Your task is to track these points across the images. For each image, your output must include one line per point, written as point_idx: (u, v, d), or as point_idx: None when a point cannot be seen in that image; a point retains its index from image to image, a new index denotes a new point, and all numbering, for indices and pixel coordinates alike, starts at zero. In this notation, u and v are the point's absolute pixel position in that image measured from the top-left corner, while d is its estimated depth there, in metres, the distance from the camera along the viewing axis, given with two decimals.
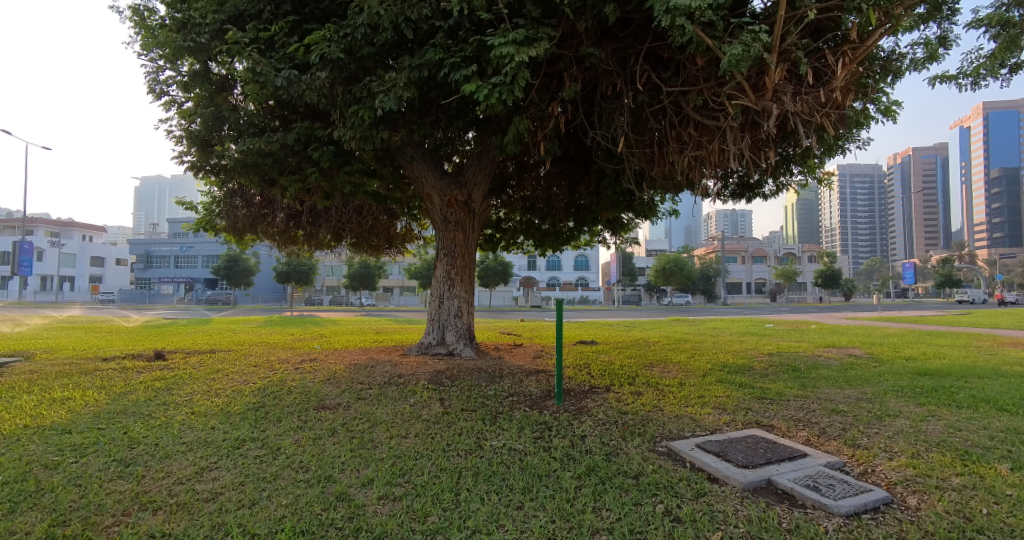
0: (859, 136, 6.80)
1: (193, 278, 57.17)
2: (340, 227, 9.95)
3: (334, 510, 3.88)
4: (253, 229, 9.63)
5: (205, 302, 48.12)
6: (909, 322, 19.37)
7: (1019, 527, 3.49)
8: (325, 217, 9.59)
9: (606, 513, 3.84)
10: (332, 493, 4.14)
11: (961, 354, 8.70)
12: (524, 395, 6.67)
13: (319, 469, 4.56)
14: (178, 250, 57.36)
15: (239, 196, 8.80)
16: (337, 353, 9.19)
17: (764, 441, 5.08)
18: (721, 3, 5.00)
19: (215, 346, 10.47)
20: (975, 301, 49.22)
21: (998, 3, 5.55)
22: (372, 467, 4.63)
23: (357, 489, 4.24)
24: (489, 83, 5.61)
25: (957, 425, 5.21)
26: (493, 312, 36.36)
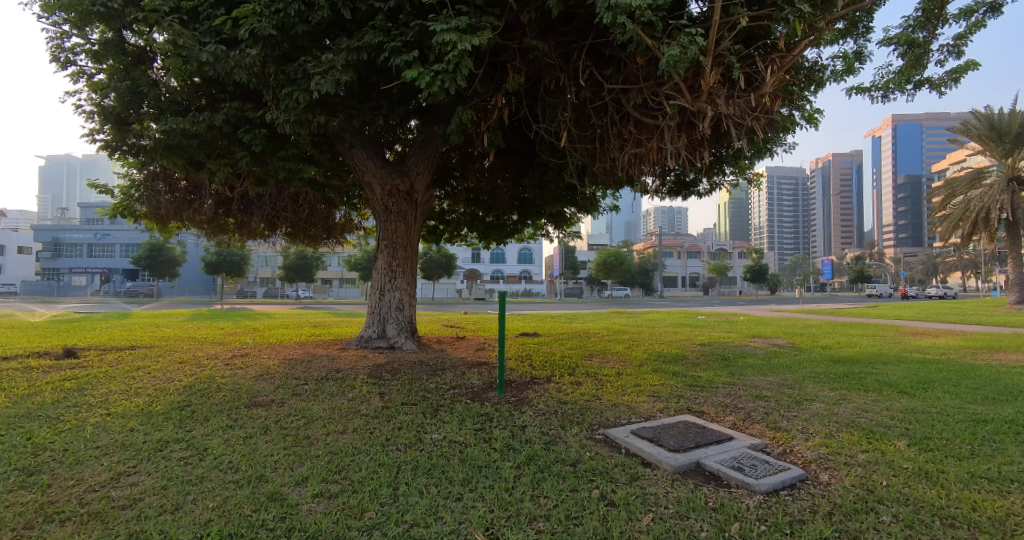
0: (785, 140, 7.21)
1: (110, 269, 52.73)
2: (273, 215, 9.45)
3: (265, 510, 3.71)
4: (178, 216, 8.95)
5: (124, 295, 44.20)
6: (829, 314, 21.05)
7: (913, 496, 3.89)
8: (257, 205, 9.10)
9: (543, 501, 3.92)
10: (264, 493, 3.96)
11: (869, 343, 9.54)
12: (466, 387, 6.66)
13: (250, 469, 4.35)
14: (90, 237, 52.40)
15: (162, 180, 8.11)
16: (271, 348, 8.73)
17: (694, 427, 5.35)
18: (661, 4, 5.15)
19: (134, 341, 9.65)
20: (884, 294, 53.67)
21: (905, 23, 6.03)
22: (306, 465, 4.47)
23: (291, 487, 4.08)
24: (431, 70, 5.50)
25: (865, 407, 5.73)
26: (439, 304, 35.96)
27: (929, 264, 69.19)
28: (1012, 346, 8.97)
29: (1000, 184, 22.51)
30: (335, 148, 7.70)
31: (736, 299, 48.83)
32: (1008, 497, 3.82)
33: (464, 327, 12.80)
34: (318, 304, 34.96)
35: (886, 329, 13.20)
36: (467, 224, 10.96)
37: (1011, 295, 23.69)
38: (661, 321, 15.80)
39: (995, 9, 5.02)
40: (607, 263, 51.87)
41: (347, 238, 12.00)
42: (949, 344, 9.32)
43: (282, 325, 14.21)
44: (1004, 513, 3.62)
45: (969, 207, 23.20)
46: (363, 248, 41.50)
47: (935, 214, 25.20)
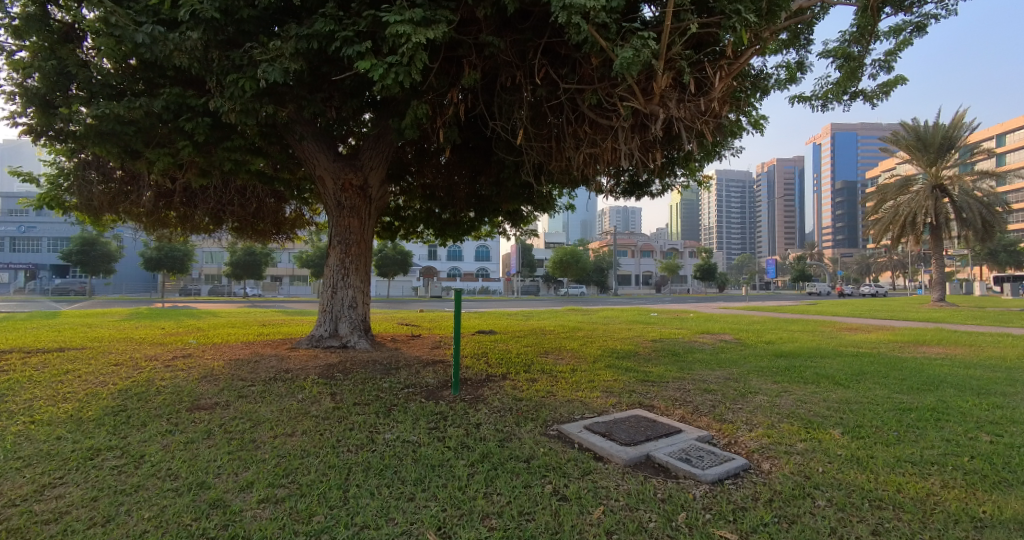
0: (733, 144, 7.50)
1: (36, 264, 48.83)
2: (218, 209, 8.99)
3: (206, 519, 3.53)
4: (112, 208, 8.37)
5: (53, 294, 40.95)
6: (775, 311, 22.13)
7: (845, 481, 4.16)
8: (200, 197, 8.63)
9: (496, 498, 3.93)
10: (205, 501, 3.77)
11: (807, 338, 10.11)
12: (421, 386, 6.57)
13: (190, 476, 4.12)
14: (12, 229, 48.43)
15: (95, 169, 7.55)
16: (216, 348, 8.31)
17: (645, 420, 5.51)
18: (615, 6, 5.25)
19: (63, 343, 8.95)
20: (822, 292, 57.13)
21: (842, 38, 6.41)
22: (252, 470, 4.28)
23: (234, 494, 3.90)
24: (384, 62, 5.38)
25: (804, 398, 6.07)
26: (397, 301, 35.39)
27: (862, 264, 74.23)
28: (934, 340, 9.71)
29: (925, 191, 24.39)
30: (284, 139, 7.41)
31: (684, 297, 50.57)
32: (928, 479, 4.15)
33: (419, 325, 12.63)
34: (267, 303, 33.46)
35: (825, 325, 14.06)
36: (422, 220, 10.81)
37: (936, 294, 25.14)
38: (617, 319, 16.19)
39: (920, 28, 5.42)
40: (562, 260, 52.38)
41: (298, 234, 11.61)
42: (881, 339, 9.99)
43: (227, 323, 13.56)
44: (925, 493, 3.93)
45: (898, 213, 24.91)
46: (315, 245, 40.12)
47: (867, 218, 27.02)
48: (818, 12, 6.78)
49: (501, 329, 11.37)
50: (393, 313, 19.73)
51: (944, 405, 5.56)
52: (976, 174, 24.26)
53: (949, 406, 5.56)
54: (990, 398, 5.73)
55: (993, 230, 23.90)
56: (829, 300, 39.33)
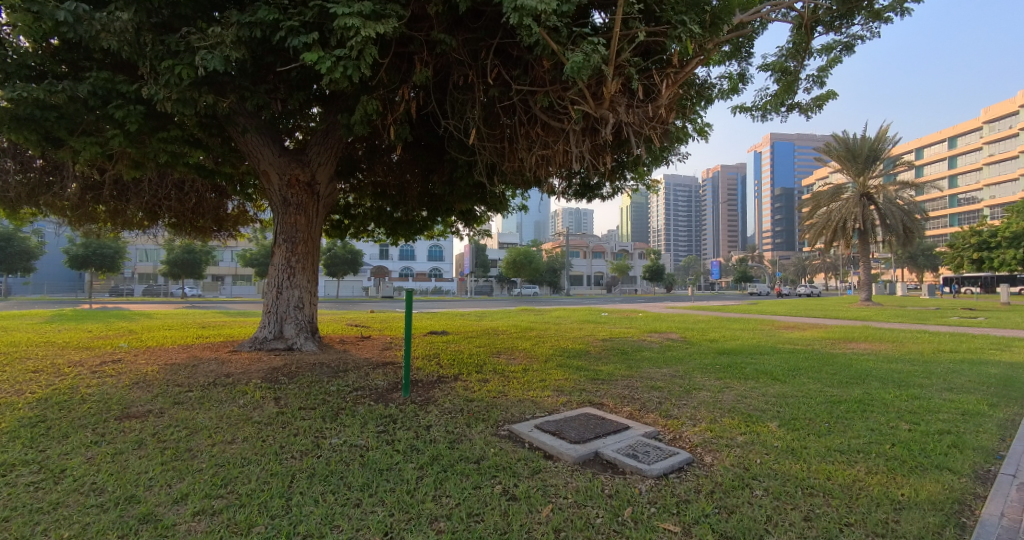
0: (680, 149, 7.78)
1: None
2: (153, 203, 8.45)
3: (135, 535, 3.30)
4: (30, 201, 7.69)
5: None
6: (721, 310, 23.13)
7: (780, 470, 4.41)
8: (133, 191, 8.08)
9: (445, 500, 3.89)
10: (134, 516, 3.52)
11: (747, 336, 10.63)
12: (370, 389, 6.41)
13: (118, 490, 3.83)
14: None
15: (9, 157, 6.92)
16: (149, 352, 7.77)
17: (594, 418, 5.62)
18: (566, 11, 5.33)
19: None
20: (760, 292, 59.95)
21: (780, 53, 6.79)
22: (187, 480, 4.03)
23: (167, 507, 3.66)
24: (332, 55, 5.22)
25: (744, 393, 6.39)
26: (346, 302, 34.39)
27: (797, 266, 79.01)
28: (862, 337, 10.45)
29: (853, 199, 26.24)
30: (226, 132, 7.04)
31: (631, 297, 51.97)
32: (855, 466, 4.46)
33: (369, 326, 12.33)
34: (209, 303, 31.60)
35: (765, 323, 14.85)
36: (374, 219, 10.57)
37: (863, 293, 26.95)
38: (571, 317, 16.59)
39: (848, 48, 5.83)
40: (516, 261, 52.61)
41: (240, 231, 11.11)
42: (815, 337, 10.64)
43: (162, 325, 12.76)
44: (851, 479, 4.23)
45: (830, 217, 26.81)
46: (261, 243, 38.30)
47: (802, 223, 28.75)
48: (758, 27, 7.16)
49: (453, 329, 11.27)
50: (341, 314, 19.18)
51: (870, 397, 6.00)
52: (895, 184, 26.34)
53: (873, 398, 6.01)
54: (909, 390, 6.24)
55: (913, 236, 26.25)
56: (766, 300, 41.51)
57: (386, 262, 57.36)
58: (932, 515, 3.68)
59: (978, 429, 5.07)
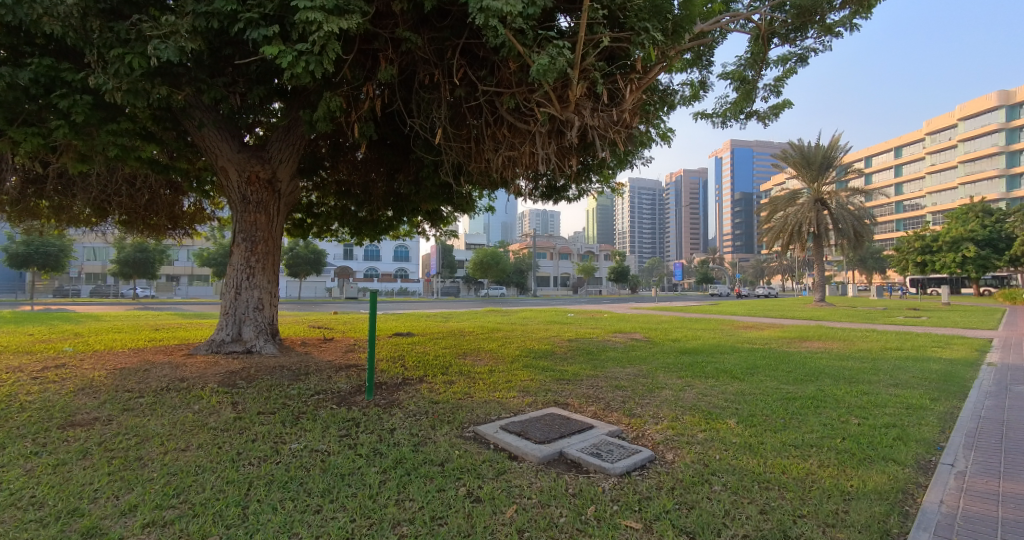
0: (643, 153, 7.93)
1: None
2: (102, 199, 8.03)
3: None
4: None
5: None
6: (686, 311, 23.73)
7: (738, 466, 4.56)
8: (79, 186, 7.65)
9: (408, 504, 3.84)
10: (76, 531, 3.33)
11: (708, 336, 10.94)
12: (332, 392, 6.26)
13: (60, 503, 3.61)
14: None
15: None
16: (96, 357, 7.36)
17: (559, 418, 5.67)
18: (532, 13, 5.36)
19: None
20: (719, 293, 61.66)
21: (739, 62, 7.04)
22: (137, 491, 3.84)
23: (114, 519, 3.47)
24: (293, 50, 5.08)
25: (705, 391, 6.58)
26: (307, 303, 33.48)
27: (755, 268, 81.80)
28: (816, 337, 10.91)
29: (808, 204, 27.38)
30: (181, 125, 6.75)
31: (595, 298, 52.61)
32: (808, 460, 4.66)
33: (331, 328, 12.04)
34: (162, 304, 29.97)
35: (726, 323, 15.31)
36: (337, 218, 10.36)
37: (817, 294, 28.44)
38: (539, 317, 16.78)
39: (802, 60, 6.10)
40: (483, 261, 52.47)
41: (196, 229, 10.68)
42: (772, 336, 11.05)
43: (110, 328, 12.16)
44: (805, 473, 4.42)
45: (787, 221, 27.88)
46: (218, 242, 36.80)
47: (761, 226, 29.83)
48: (718, 37, 7.40)
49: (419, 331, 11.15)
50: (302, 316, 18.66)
51: (822, 394, 6.29)
52: (846, 190, 27.62)
53: (826, 394, 6.30)
54: (859, 386, 6.57)
55: (864, 239, 27.38)
56: (726, 301, 42.86)
57: (350, 262, 56.01)
58: (879, 504, 3.88)
59: (921, 422, 5.38)
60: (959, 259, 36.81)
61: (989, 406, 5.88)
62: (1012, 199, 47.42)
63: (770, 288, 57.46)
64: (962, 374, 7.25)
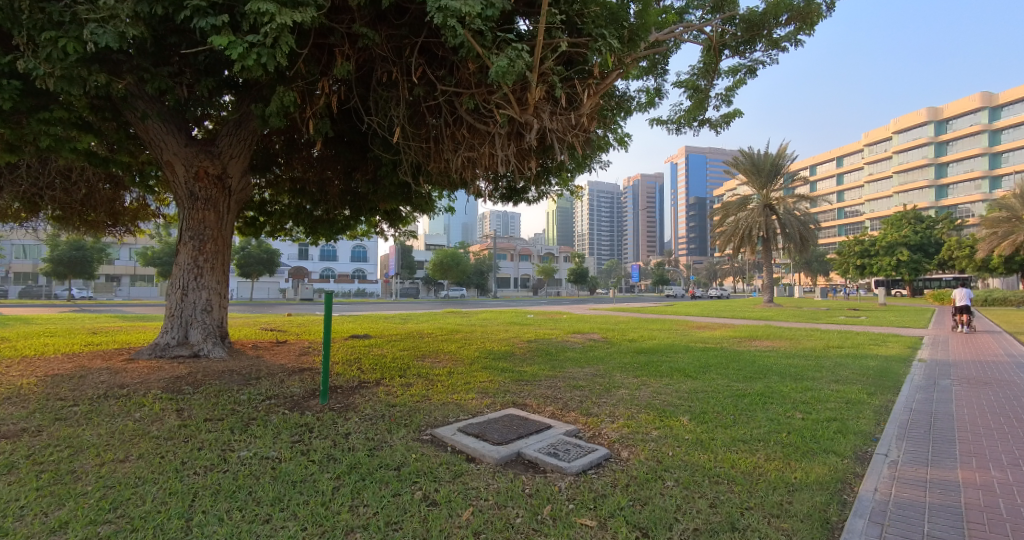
0: (601, 157, 8.08)
1: None
2: (33, 192, 7.48)
3: None
4: None
5: None
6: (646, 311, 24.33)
7: (689, 462, 4.71)
8: (6, 178, 7.10)
9: (362, 510, 3.76)
10: None
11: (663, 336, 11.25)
12: (285, 397, 6.04)
13: None
14: None
15: None
16: (24, 362, 6.82)
17: (517, 419, 5.69)
18: (491, 15, 5.36)
19: None
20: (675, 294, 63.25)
21: (692, 72, 7.29)
22: (69, 507, 3.59)
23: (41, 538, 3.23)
24: (243, 41, 4.88)
25: (659, 390, 6.77)
26: (259, 305, 32.18)
27: (707, 270, 84.72)
28: (765, 336, 11.42)
29: (759, 209, 28.63)
30: (122, 116, 6.37)
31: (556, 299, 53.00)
32: (755, 454, 4.87)
33: (284, 330, 11.64)
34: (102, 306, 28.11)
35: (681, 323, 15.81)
36: (292, 217, 10.05)
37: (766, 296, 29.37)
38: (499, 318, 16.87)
39: (751, 71, 6.38)
40: (443, 262, 51.95)
41: (138, 226, 10.11)
42: (723, 335, 11.49)
43: (40, 332, 11.34)
44: (752, 466, 4.61)
45: (738, 226, 29.09)
46: (163, 240, 34.80)
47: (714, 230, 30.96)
48: (672, 47, 7.65)
49: (375, 333, 10.95)
50: (253, 318, 17.97)
51: (769, 390, 6.59)
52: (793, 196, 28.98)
53: (772, 390, 6.61)
54: (803, 382, 6.93)
55: (808, 243, 29.02)
56: (682, 301, 44.17)
57: (305, 262, 54.23)
58: (819, 495, 4.10)
59: (859, 415, 5.74)
60: (893, 262, 40.09)
61: (919, 399, 6.32)
62: (940, 207, 52.26)
63: (724, 289, 59.93)
64: (896, 370, 7.78)
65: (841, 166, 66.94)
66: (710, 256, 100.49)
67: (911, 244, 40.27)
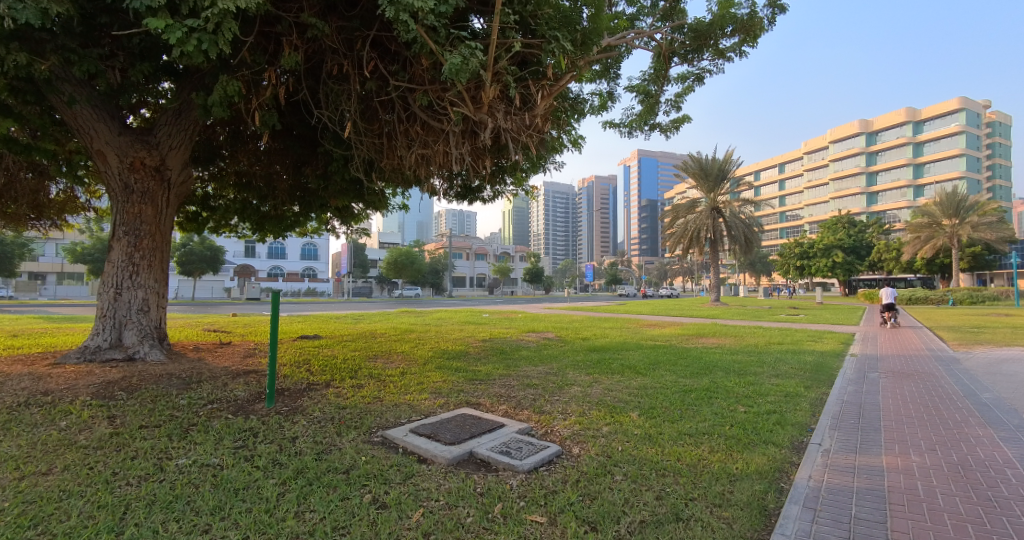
0: (556, 158, 8.17)
1: None
2: None
3: None
4: None
5: None
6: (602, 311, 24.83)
7: (638, 456, 4.86)
8: None
9: (309, 516, 3.65)
10: None
11: (615, 334, 11.53)
12: (227, 401, 5.75)
13: None
14: None
15: None
16: None
17: (470, 419, 5.68)
18: (444, 11, 5.31)
19: None
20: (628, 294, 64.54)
21: (643, 77, 7.50)
22: None
23: None
24: (182, 25, 4.62)
25: (610, 386, 6.94)
26: (201, 305, 30.44)
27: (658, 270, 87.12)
28: (711, 333, 11.93)
29: (706, 212, 29.82)
30: (47, 101, 5.90)
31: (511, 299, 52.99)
32: (700, 447, 5.09)
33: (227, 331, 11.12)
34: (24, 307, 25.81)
35: (633, 321, 16.26)
36: (237, 212, 9.63)
37: (713, 295, 30.74)
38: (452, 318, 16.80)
39: (699, 79, 6.63)
40: (396, 261, 50.90)
41: (65, 220, 9.40)
42: (671, 333, 11.90)
43: None
44: (697, 458, 4.81)
45: (687, 228, 30.19)
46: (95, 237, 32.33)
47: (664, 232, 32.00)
48: (624, 52, 7.85)
49: (325, 333, 10.65)
50: (194, 318, 17.05)
51: (714, 385, 6.90)
52: (738, 200, 30.25)
53: (717, 385, 6.92)
54: (746, 377, 7.29)
55: (753, 245, 30.42)
56: (634, 300, 45.29)
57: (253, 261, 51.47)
58: (758, 483, 4.33)
59: (796, 407, 6.10)
60: (829, 264, 42.25)
61: (849, 391, 6.78)
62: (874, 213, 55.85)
63: (672, 288, 62.16)
64: (830, 365, 8.31)
65: (784, 173, 70.69)
66: (657, 256, 103.63)
67: (847, 246, 42.70)
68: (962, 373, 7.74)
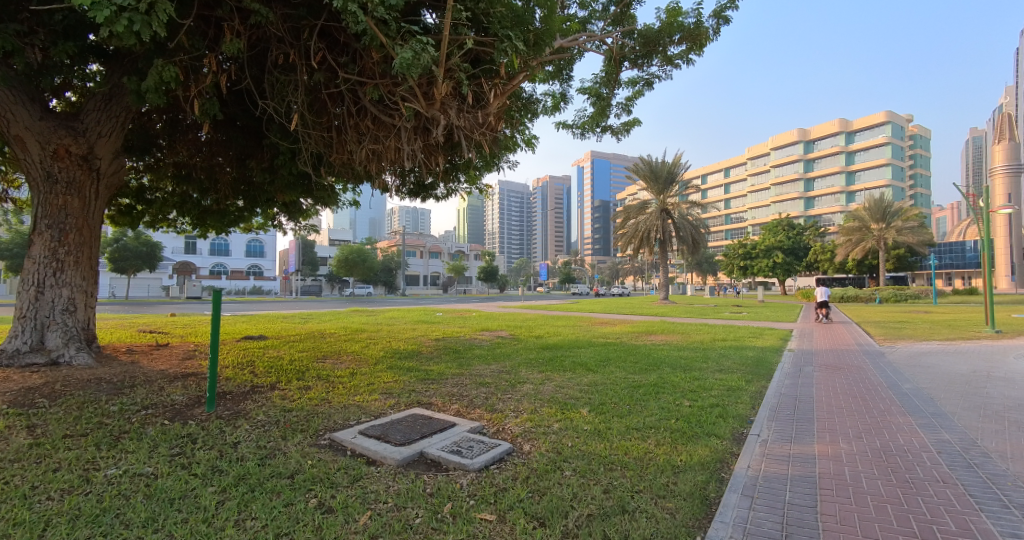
0: (510, 157, 8.18)
1: None
2: None
3: None
4: None
5: None
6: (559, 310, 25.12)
7: (587, 451, 4.96)
8: None
9: (250, 524, 3.50)
10: None
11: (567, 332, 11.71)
12: (164, 406, 5.42)
13: None
14: None
15: None
16: None
17: (421, 419, 5.61)
18: (394, 4, 5.19)
19: None
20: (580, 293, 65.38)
21: (595, 80, 7.65)
22: None
23: None
24: (110, 3, 4.30)
25: (562, 384, 7.05)
26: (134, 305, 28.40)
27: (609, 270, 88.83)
28: (659, 331, 12.32)
29: (655, 213, 30.73)
30: None
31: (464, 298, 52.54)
32: (647, 440, 5.26)
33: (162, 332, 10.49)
34: None
35: (586, 319, 16.54)
36: (176, 206, 9.12)
37: (662, 293, 31.70)
38: (403, 317, 16.50)
39: (648, 84, 6.84)
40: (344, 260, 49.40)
41: None
42: (622, 331, 12.22)
43: None
44: (644, 452, 4.97)
45: (637, 228, 31.02)
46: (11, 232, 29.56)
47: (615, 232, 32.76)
48: (575, 55, 7.97)
49: (270, 333, 10.25)
50: (129, 318, 16.07)
51: (662, 381, 7.15)
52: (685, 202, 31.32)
53: (664, 381, 7.17)
54: (691, 373, 7.59)
55: (699, 246, 31.60)
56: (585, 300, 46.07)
57: (192, 257, 48.59)
58: (700, 474, 4.52)
59: (737, 401, 6.42)
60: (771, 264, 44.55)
61: (785, 385, 7.20)
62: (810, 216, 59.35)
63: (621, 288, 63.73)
64: (768, 359, 8.79)
65: (727, 178, 74.06)
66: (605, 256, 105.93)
67: (785, 248, 44.97)
68: (885, 366, 8.37)
